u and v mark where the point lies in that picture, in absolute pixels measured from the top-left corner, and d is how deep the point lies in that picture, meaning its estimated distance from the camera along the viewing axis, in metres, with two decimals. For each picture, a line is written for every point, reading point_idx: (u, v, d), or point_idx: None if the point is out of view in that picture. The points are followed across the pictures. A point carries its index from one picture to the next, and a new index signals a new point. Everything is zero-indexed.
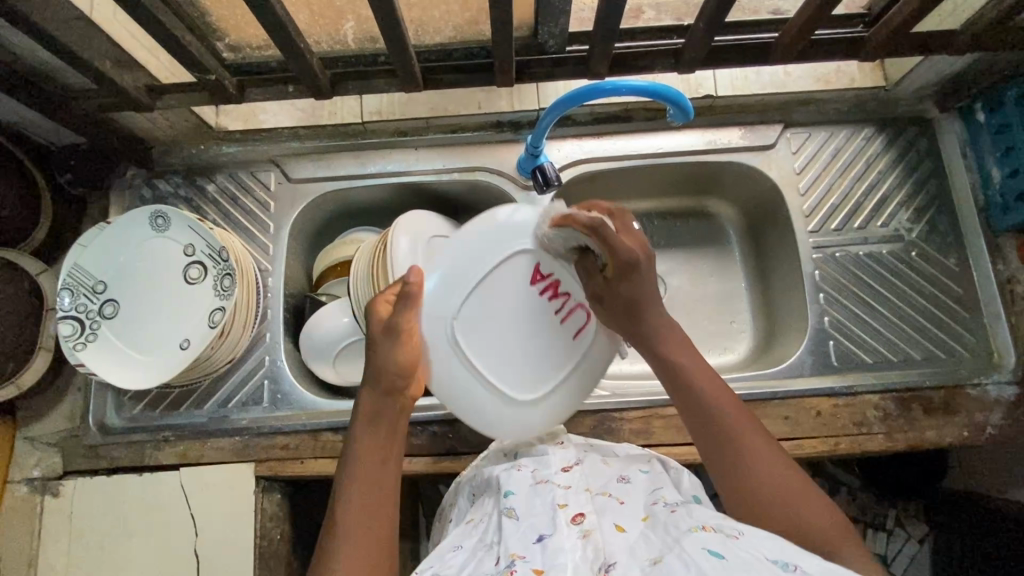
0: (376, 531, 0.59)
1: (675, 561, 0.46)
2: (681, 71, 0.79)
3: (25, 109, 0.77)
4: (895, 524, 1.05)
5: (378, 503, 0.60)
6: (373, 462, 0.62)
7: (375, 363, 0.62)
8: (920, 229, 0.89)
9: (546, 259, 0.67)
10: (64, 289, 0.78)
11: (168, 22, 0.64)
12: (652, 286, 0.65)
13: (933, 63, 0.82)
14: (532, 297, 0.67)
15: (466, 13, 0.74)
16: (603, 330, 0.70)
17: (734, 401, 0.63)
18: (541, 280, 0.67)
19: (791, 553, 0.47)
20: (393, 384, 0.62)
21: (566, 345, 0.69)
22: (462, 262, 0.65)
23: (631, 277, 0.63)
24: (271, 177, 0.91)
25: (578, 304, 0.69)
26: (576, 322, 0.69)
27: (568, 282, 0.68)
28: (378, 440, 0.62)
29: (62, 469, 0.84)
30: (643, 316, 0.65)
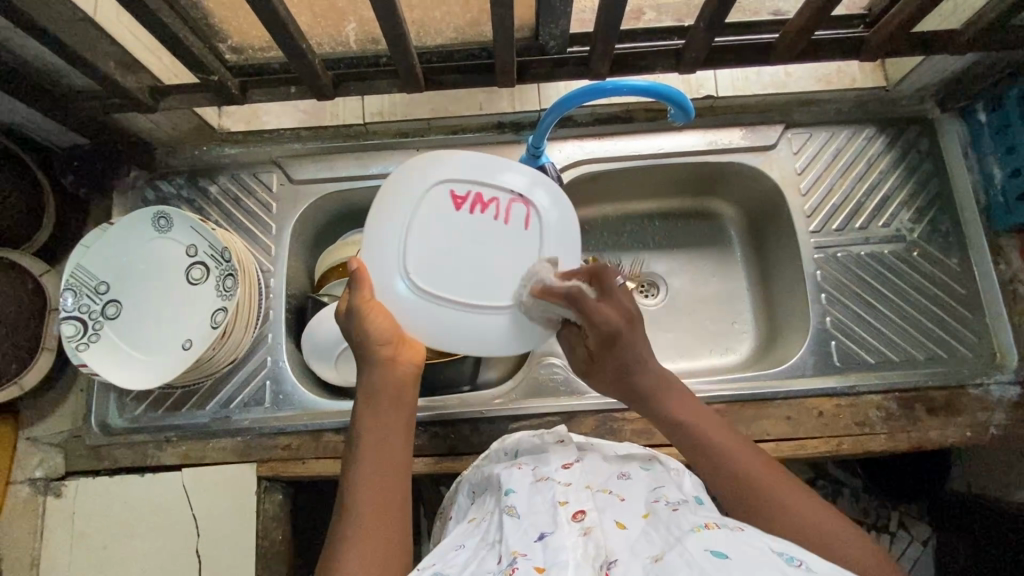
0: (389, 509, 0.59)
1: (677, 559, 0.45)
2: (682, 72, 0.79)
3: (26, 110, 0.77)
4: (898, 525, 1.05)
5: (387, 476, 0.61)
6: (376, 437, 0.63)
7: (359, 347, 0.65)
8: (921, 229, 0.89)
9: (458, 182, 0.66)
10: (67, 289, 0.78)
11: (171, 24, 0.64)
12: (642, 352, 0.66)
13: (934, 63, 0.82)
14: (465, 220, 0.66)
15: (467, 15, 0.74)
16: (551, 214, 0.67)
17: (731, 435, 0.64)
18: (463, 201, 0.66)
19: (796, 548, 0.47)
20: (380, 358, 0.64)
21: (523, 240, 0.66)
22: (388, 223, 0.65)
23: (615, 346, 0.66)
24: (273, 178, 0.91)
25: (511, 200, 0.67)
26: (520, 217, 0.67)
27: (488, 189, 0.67)
28: (381, 418, 0.64)
29: (64, 469, 0.85)
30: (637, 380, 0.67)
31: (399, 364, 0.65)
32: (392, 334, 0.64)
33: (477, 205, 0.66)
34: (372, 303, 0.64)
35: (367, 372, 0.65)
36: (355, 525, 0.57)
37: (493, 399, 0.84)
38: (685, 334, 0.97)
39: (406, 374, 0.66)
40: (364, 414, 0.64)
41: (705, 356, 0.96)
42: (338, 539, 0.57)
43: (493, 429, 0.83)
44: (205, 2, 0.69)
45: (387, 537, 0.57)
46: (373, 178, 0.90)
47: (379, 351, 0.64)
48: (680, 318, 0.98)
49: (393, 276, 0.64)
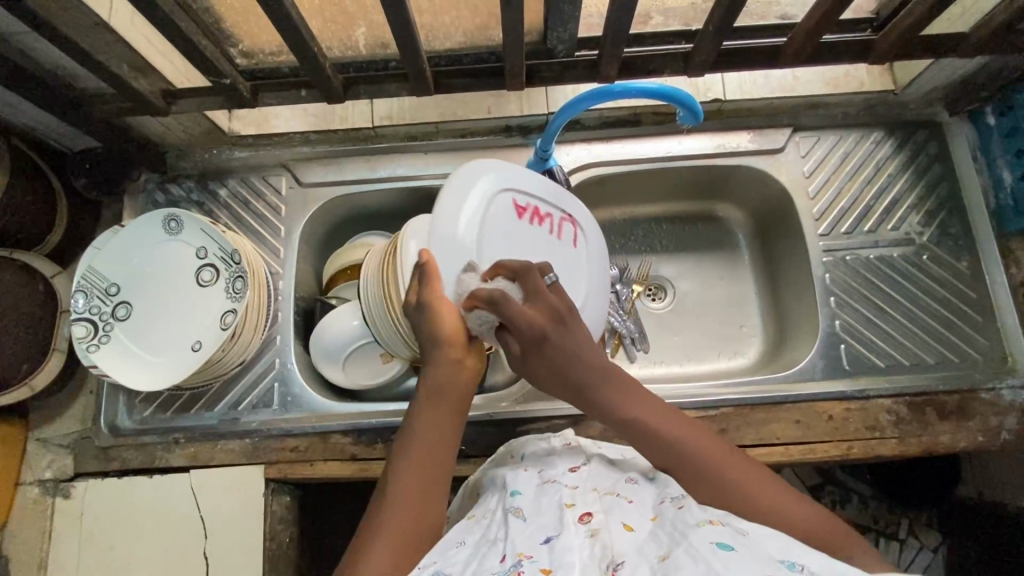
0: (428, 515, 0.56)
1: (684, 556, 0.46)
2: (689, 75, 0.80)
3: (40, 112, 0.78)
4: (908, 533, 1.03)
5: (429, 480, 0.58)
6: (428, 438, 0.60)
7: (425, 339, 0.62)
8: (931, 233, 0.89)
9: (521, 192, 0.71)
10: (78, 290, 0.79)
11: (186, 28, 0.65)
12: (575, 348, 0.61)
13: (942, 66, 0.83)
14: (529, 228, 0.71)
15: (476, 19, 0.75)
16: (587, 236, 0.77)
17: (688, 427, 0.61)
18: (525, 212, 0.72)
19: (797, 552, 0.47)
20: (448, 357, 0.62)
21: (572, 255, 0.75)
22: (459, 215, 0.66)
23: (542, 351, 0.61)
24: (282, 181, 0.92)
25: (562, 219, 0.75)
26: (569, 235, 0.75)
27: (542, 205, 0.74)
28: (440, 419, 0.61)
29: (73, 470, 0.85)
30: (575, 383, 0.61)
31: (465, 368, 0.63)
32: (458, 334, 0.62)
33: (534, 217, 0.73)
34: (445, 303, 0.62)
35: (433, 368, 0.62)
36: (392, 518, 0.55)
37: (500, 402, 0.84)
38: (693, 338, 0.97)
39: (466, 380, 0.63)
40: (420, 410, 0.61)
41: (712, 360, 0.95)
42: (371, 528, 0.55)
43: (500, 432, 0.83)
44: (217, 6, 0.69)
45: (414, 540, 0.55)
46: (382, 181, 0.91)
47: (448, 350, 0.62)
48: (688, 321, 0.98)
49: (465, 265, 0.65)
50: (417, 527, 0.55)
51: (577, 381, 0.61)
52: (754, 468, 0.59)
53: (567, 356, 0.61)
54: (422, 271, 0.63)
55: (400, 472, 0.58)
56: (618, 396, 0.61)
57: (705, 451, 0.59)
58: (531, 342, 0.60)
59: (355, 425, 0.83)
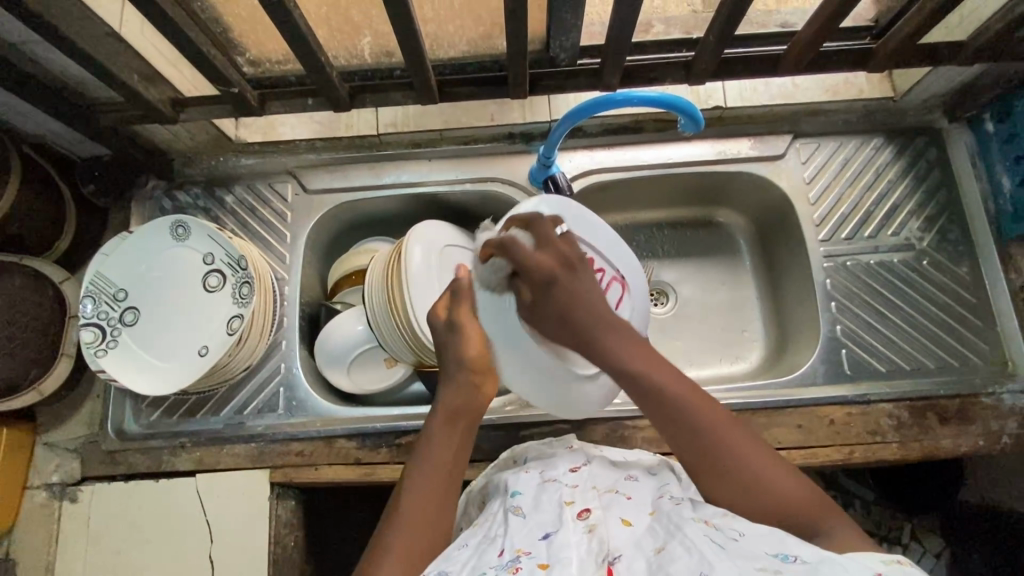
0: (438, 528, 0.59)
1: (679, 548, 0.48)
2: (691, 83, 0.81)
3: (50, 121, 0.79)
4: (911, 538, 1.03)
5: (440, 493, 0.60)
6: (441, 455, 0.63)
7: (448, 359, 0.66)
8: (931, 239, 0.90)
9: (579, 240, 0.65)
10: (87, 296, 0.80)
11: (195, 38, 0.66)
12: (584, 298, 0.56)
13: (940, 74, 0.84)
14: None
15: (480, 28, 0.76)
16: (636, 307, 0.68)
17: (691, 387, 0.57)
18: None
19: (791, 544, 0.47)
20: (467, 381, 0.65)
21: None
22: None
23: (552, 298, 0.55)
24: (288, 188, 0.93)
25: (611, 278, 0.66)
26: (615, 296, 0.66)
27: (598, 258, 0.66)
28: (454, 436, 0.64)
29: (80, 474, 0.86)
30: (581, 340, 0.56)
31: (481, 391, 0.66)
32: (482, 360, 0.65)
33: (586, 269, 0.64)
34: (471, 327, 0.64)
35: (451, 389, 0.66)
36: (404, 528, 0.58)
37: (503, 407, 0.85)
38: (695, 342, 0.97)
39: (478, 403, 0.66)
40: (436, 426, 0.65)
41: (714, 365, 0.96)
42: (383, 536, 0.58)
43: (504, 436, 0.84)
44: (226, 16, 0.70)
45: (423, 550, 0.57)
46: (387, 188, 0.92)
47: (469, 375, 0.65)
48: (690, 326, 0.99)
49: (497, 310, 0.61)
50: (428, 535, 0.58)
51: (582, 335, 0.55)
52: (751, 437, 0.56)
53: (575, 304, 0.55)
54: (457, 288, 0.66)
55: (415, 482, 0.61)
56: (624, 348, 0.56)
57: (705, 417, 0.56)
58: (539, 291, 0.55)
59: (361, 430, 0.84)
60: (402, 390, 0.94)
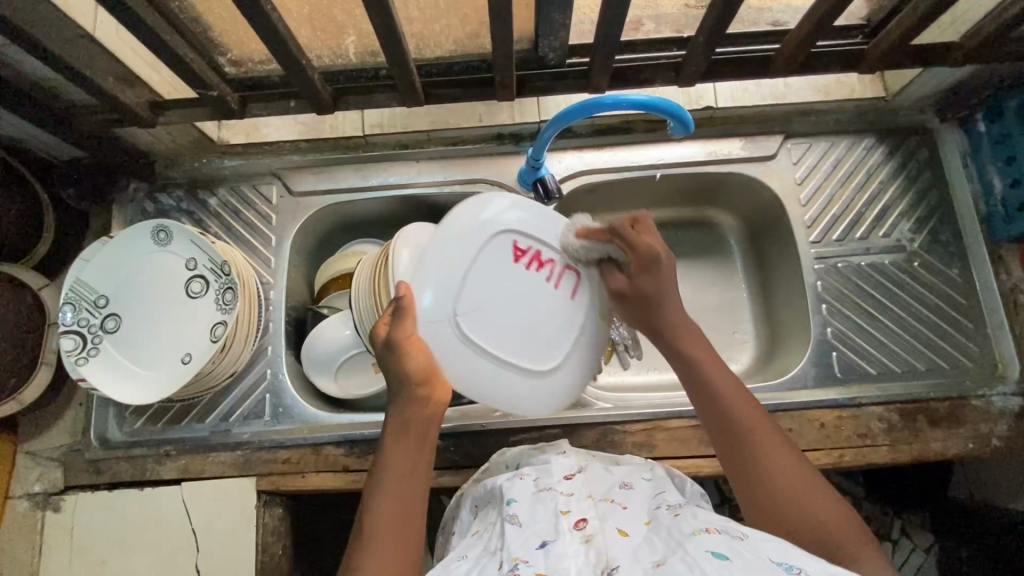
0: (409, 543, 0.58)
1: (679, 564, 0.46)
2: (681, 84, 0.80)
3: (24, 124, 0.77)
4: (901, 533, 1.04)
5: (407, 508, 0.60)
6: (401, 471, 0.62)
7: (394, 380, 0.63)
8: (922, 240, 0.89)
9: (522, 235, 0.68)
10: (66, 302, 0.78)
11: (171, 41, 0.64)
12: (675, 289, 0.68)
13: (931, 76, 0.83)
14: (520, 273, 0.67)
15: (467, 28, 0.74)
16: (594, 290, 0.72)
17: (746, 394, 0.63)
18: (523, 255, 0.68)
19: (794, 554, 0.47)
20: (414, 396, 0.63)
21: (565, 307, 0.70)
22: (465, 238, 0.65)
23: (651, 275, 0.67)
24: (272, 190, 0.91)
25: (565, 267, 0.70)
26: (569, 284, 0.70)
27: (545, 250, 0.69)
28: (410, 454, 0.63)
29: (63, 484, 0.84)
30: (661, 317, 0.67)
31: (430, 404, 0.64)
32: (426, 373, 0.63)
33: (534, 262, 0.69)
34: (414, 343, 0.62)
35: (401, 406, 0.64)
36: (374, 549, 0.57)
37: (492, 412, 0.84)
38: None
39: (434, 413, 0.65)
40: (390, 447, 0.63)
41: None
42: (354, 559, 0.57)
43: (493, 442, 0.83)
44: (205, 16, 0.69)
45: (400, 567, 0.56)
46: (374, 190, 0.91)
47: (415, 389, 0.63)
48: None
49: (455, 288, 0.64)
50: (399, 552, 0.57)
51: (663, 314, 0.67)
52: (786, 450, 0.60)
53: (664, 291, 0.67)
54: (395, 308, 0.61)
55: (374, 510, 0.59)
56: (691, 343, 0.66)
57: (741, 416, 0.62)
58: (641, 268, 0.67)
59: (347, 437, 0.83)
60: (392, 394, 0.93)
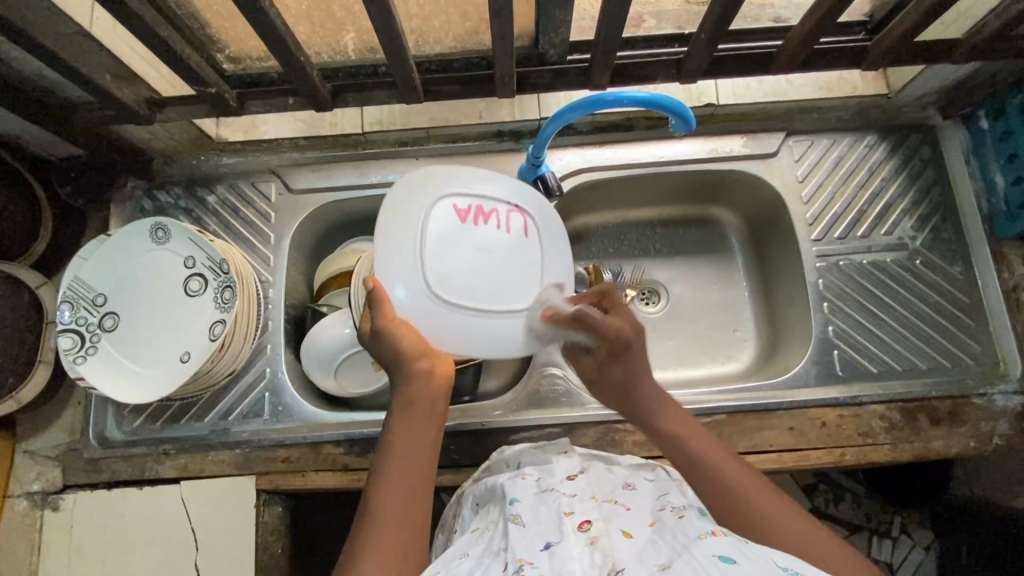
0: (414, 527, 0.57)
1: (685, 566, 0.46)
2: (681, 81, 0.79)
3: (21, 121, 0.77)
4: (901, 531, 1.04)
5: (411, 491, 0.59)
6: (406, 452, 0.61)
7: (391, 361, 0.62)
8: (924, 238, 0.89)
9: (459, 195, 0.65)
10: (64, 301, 0.77)
11: (168, 38, 0.63)
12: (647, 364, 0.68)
13: (933, 73, 0.82)
14: (471, 231, 0.64)
15: (466, 24, 0.74)
16: (545, 226, 0.69)
17: (712, 442, 0.63)
18: (467, 214, 0.65)
19: (798, 561, 0.48)
20: (413, 371, 0.62)
21: (525, 247, 0.67)
22: (406, 219, 0.63)
23: (621, 358, 0.68)
24: (271, 188, 0.91)
25: (509, 212, 0.67)
26: (522, 226, 0.67)
27: (486, 201, 0.66)
28: (414, 434, 0.62)
29: (62, 482, 0.84)
30: (636, 395, 0.68)
31: (432, 379, 0.63)
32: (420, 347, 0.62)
33: (480, 216, 0.66)
34: (396, 322, 0.62)
35: (404, 384, 0.63)
36: (377, 533, 0.55)
37: (493, 411, 0.84)
38: (685, 342, 0.97)
39: (437, 391, 0.64)
40: (396, 425, 0.62)
41: (705, 366, 0.95)
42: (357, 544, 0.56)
43: (493, 441, 0.83)
44: (202, 13, 0.68)
45: (404, 553, 0.55)
46: (373, 188, 0.90)
47: (413, 365, 0.62)
48: (683, 327, 0.98)
49: (411, 267, 0.62)
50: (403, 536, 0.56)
51: (640, 391, 0.67)
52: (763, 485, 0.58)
53: (637, 370, 0.68)
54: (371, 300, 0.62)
55: (380, 488, 0.59)
56: (663, 410, 0.66)
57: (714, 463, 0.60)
58: (613, 352, 0.68)
59: (346, 436, 0.83)
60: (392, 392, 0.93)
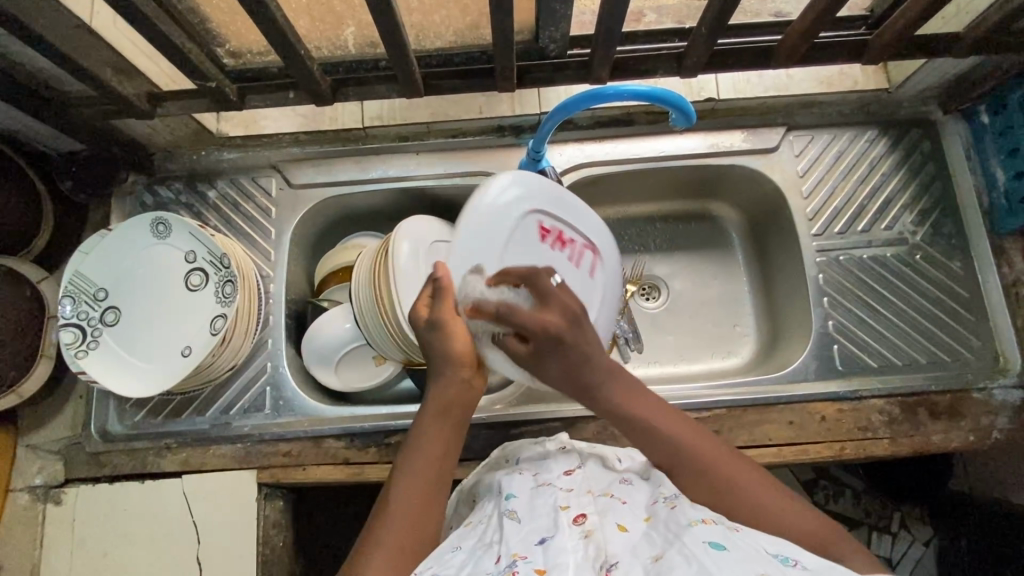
0: (427, 528, 0.57)
1: (677, 557, 0.46)
2: (682, 75, 0.79)
3: (22, 116, 0.77)
4: (900, 526, 1.04)
5: (432, 492, 0.59)
6: (434, 450, 0.60)
7: (435, 357, 0.61)
8: (924, 232, 0.89)
9: (547, 215, 0.69)
10: (65, 296, 0.78)
11: (170, 33, 0.63)
12: (589, 349, 0.60)
13: (934, 67, 0.82)
14: (546, 252, 0.68)
15: (467, 18, 0.74)
16: (609, 271, 0.74)
17: (678, 418, 0.63)
18: (547, 235, 0.69)
19: (792, 548, 0.48)
20: (457, 376, 0.62)
21: (586, 286, 0.71)
22: (495, 216, 0.65)
23: (555, 352, 0.59)
24: (271, 183, 0.91)
25: (584, 246, 0.72)
26: (588, 264, 0.72)
27: (567, 230, 0.71)
28: (444, 436, 0.61)
29: (64, 476, 0.84)
30: (584, 381, 0.61)
31: (474, 384, 0.63)
32: (469, 355, 0.62)
33: (557, 241, 0.70)
34: (456, 323, 0.61)
35: (442, 384, 0.62)
36: (392, 530, 0.56)
37: (493, 405, 0.84)
38: (685, 337, 0.97)
39: (472, 397, 0.63)
40: (427, 422, 0.62)
41: (705, 361, 0.95)
42: (371, 535, 0.56)
43: (494, 435, 0.83)
44: (203, 7, 0.68)
45: (414, 551, 0.55)
46: (373, 182, 0.90)
47: (458, 370, 0.62)
48: (683, 321, 0.98)
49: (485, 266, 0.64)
50: (416, 535, 0.56)
51: (584, 379, 0.61)
52: (738, 461, 0.61)
53: (578, 358, 0.60)
54: (435, 287, 0.62)
55: (406, 483, 0.59)
56: (620, 392, 0.62)
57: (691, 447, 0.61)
58: (545, 346, 0.59)
59: (347, 430, 0.83)
60: (393, 387, 0.93)
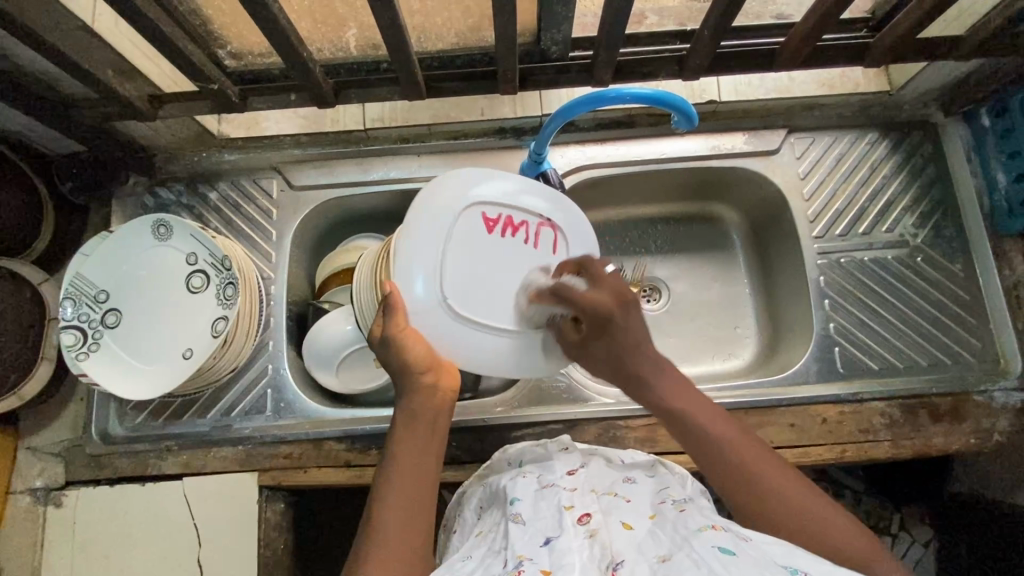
0: (415, 540, 0.58)
1: (685, 560, 0.46)
2: (685, 78, 0.79)
3: (22, 117, 0.77)
4: (900, 527, 1.04)
5: (415, 503, 0.59)
6: (410, 461, 0.61)
7: (397, 371, 0.63)
8: (925, 235, 0.89)
9: (491, 204, 0.66)
10: (66, 298, 0.77)
11: (171, 35, 0.63)
12: (636, 333, 0.65)
13: (936, 70, 0.83)
14: (497, 242, 0.66)
15: (469, 20, 0.74)
16: (573, 245, 0.70)
17: (723, 418, 0.63)
18: (495, 224, 0.67)
19: (800, 559, 0.47)
20: (422, 384, 0.63)
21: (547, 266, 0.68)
22: (435, 220, 0.64)
23: (605, 332, 0.65)
24: (273, 184, 0.91)
25: (540, 224, 0.69)
26: (549, 240, 0.69)
27: (518, 212, 0.68)
28: (419, 445, 0.62)
29: (64, 478, 0.84)
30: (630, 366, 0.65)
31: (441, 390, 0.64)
32: (430, 361, 0.63)
33: (508, 228, 0.67)
34: (409, 333, 0.62)
35: (409, 396, 0.63)
36: (378, 548, 0.56)
37: (495, 407, 0.84)
38: (686, 339, 0.97)
39: (442, 402, 0.64)
40: (401, 436, 0.63)
41: (706, 363, 0.95)
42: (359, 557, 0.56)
43: (495, 437, 0.83)
44: (205, 8, 0.68)
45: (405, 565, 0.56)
46: (374, 184, 0.90)
47: (422, 378, 0.63)
48: (684, 324, 0.98)
49: (434, 272, 0.63)
50: (405, 548, 0.57)
51: (631, 366, 0.65)
52: (779, 467, 0.60)
53: (629, 342, 0.64)
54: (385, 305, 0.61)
55: (388, 499, 0.59)
56: (666, 385, 0.64)
57: (733, 449, 0.60)
58: (597, 324, 0.64)
59: (348, 432, 0.83)
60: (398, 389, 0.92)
